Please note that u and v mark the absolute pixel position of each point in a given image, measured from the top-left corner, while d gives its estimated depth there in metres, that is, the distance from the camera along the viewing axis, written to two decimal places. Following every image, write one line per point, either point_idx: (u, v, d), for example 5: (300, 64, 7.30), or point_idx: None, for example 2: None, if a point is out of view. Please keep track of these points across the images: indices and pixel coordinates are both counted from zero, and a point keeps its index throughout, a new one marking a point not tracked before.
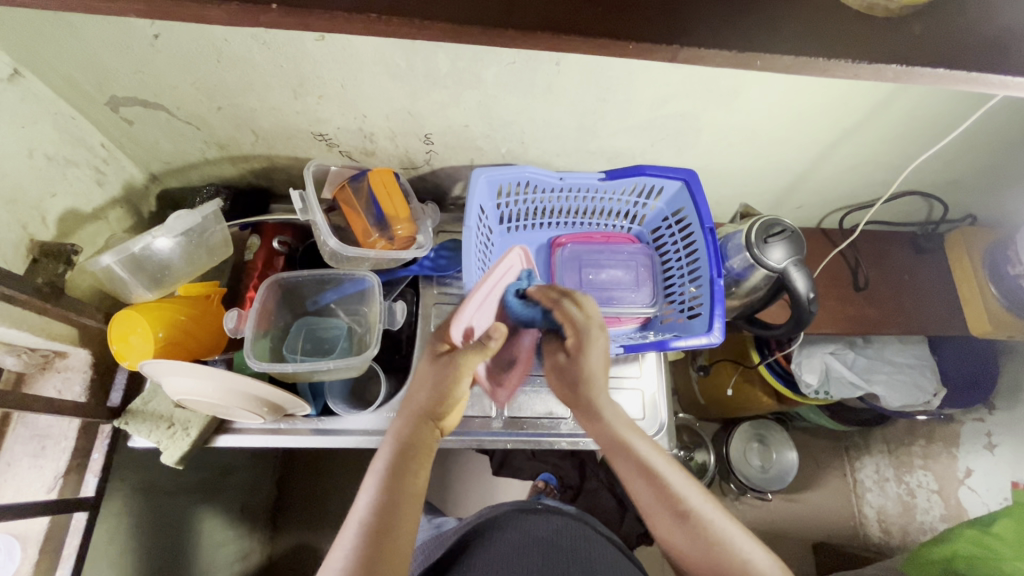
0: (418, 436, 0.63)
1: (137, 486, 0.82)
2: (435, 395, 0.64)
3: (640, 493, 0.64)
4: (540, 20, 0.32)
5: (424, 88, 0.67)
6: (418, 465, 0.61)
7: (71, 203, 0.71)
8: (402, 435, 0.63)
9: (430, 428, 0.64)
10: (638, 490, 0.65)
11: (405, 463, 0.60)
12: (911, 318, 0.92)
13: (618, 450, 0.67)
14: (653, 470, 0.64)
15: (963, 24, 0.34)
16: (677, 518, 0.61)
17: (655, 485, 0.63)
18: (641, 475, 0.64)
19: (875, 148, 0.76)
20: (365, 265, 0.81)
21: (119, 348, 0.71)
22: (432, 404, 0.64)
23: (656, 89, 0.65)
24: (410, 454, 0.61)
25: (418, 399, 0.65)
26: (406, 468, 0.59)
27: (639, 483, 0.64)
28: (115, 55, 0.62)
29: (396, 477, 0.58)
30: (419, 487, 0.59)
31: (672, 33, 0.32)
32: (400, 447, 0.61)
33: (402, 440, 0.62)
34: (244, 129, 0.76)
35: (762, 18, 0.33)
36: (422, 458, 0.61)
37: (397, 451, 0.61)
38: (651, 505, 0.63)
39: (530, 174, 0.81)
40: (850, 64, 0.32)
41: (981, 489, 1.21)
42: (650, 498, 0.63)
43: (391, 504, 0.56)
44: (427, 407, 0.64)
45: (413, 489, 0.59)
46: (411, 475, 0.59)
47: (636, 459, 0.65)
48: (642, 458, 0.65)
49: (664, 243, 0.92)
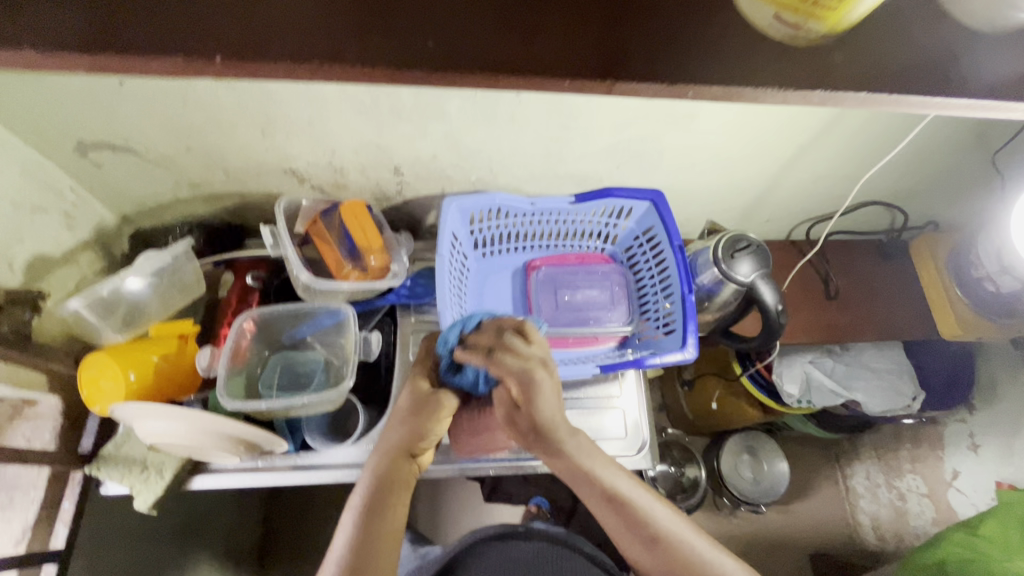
0: (396, 471, 0.63)
1: (111, 534, 0.80)
2: (412, 431, 0.65)
3: (607, 520, 0.63)
4: (480, 61, 0.33)
5: (390, 122, 0.68)
6: (394, 501, 0.61)
7: (39, 248, 0.71)
8: (381, 472, 0.63)
9: (407, 463, 0.65)
10: (607, 519, 0.63)
11: (382, 502, 0.60)
12: (883, 324, 0.94)
13: (584, 482, 0.63)
14: (620, 497, 0.62)
15: (886, 48, 0.36)
16: (647, 543, 0.60)
17: (624, 514, 0.61)
18: (609, 505, 0.62)
19: (832, 164, 0.79)
20: (340, 296, 0.81)
21: (89, 392, 0.70)
22: (409, 440, 0.65)
23: (616, 114, 0.67)
24: (387, 491, 0.61)
25: (396, 435, 0.66)
26: (384, 505, 0.60)
27: (605, 511, 0.63)
28: (81, 100, 0.62)
29: (372, 516, 0.59)
30: (396, 524, 0.60)
31: (607, 70, 0.33)
32: (376, 485, 0.62)
33: (379, 477, 0.62)
34: (215, 167, 0.77)
35: (691, 53, 0.35)
36: (399, 494, 0.62)
37: (375, 488, 0.61)
38: (619, 530, 0.62)
39: (501, 201, 0.82)
40: (777, 91, 0.34)
41: (969, 489, 1.23)
42: (621, 527, 0.62)
43: (365, 545, 0.57)
44: (403, 442, 0.65)
45: (392, 526, 0.59)
46: (388, 513, 0.60)
47: (604, 490, 0.62)
48: (612, 487, 0.62)
49: (638, 261, 0.94)
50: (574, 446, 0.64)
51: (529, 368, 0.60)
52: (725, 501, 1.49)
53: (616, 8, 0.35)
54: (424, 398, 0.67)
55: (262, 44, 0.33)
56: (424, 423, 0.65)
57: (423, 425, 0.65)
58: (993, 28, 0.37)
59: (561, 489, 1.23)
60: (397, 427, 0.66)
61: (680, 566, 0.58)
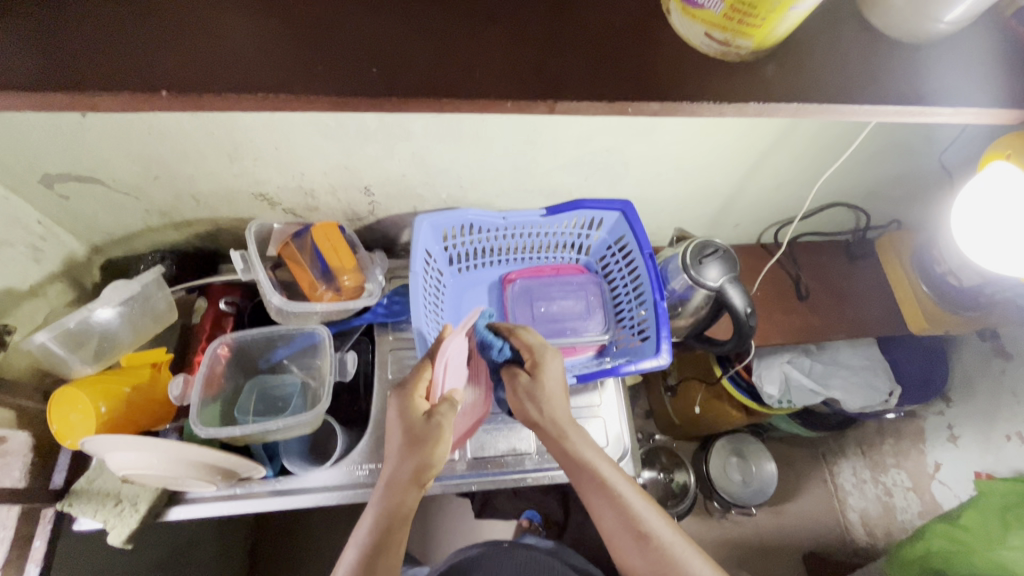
0: (403, 505, 0.62)
1: (87, 570, 0.78)
2: (417, 468, 0.62)
3: (598, 512, 0.64)
4: (423, 85, 0.34)
5: (356, 145, 0.69)
6: (398, 535, 0.61)
7: (5, 283, 0.71)
8: (387, 505, 0.61)
9: (414, 492, 0.62)
10: (598, 509, 0.64)
11: (385, 537, 0.60)
12: (854, 322, 0.96)
13: (578, 470, 0.66)
14: (611, 489, 0.64)
15: (817, 59, 0.38)
16: (633, 540, 0.62)
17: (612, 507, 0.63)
18: (601, 496, 0.64)
19: (792, 170, 0.81)
20: (314, 318, 0.81)
21: (59, 427, 0.69)
22: (416, 471, 0.62)
23: (577, 130, 0.69)
24: (393, 526, 0.61)
25: (401, 468, 0.62)
26: (387, 540, 0.60)
27: (595, 499, 0.64)
28: (44, 135, 0.62)
29: (374, 551, 0.59)
30: (397, 559, 0.61)
31: (547, 91, 0.34)
32: (381, 519, 0.61)
33: (386, 511, 0.61)
34: (184, 195, 0.77)
35: (628, 68, 0.36)
36: (402, 528, 0.61)
37: (379, 523, 0.61)
38: (609, 527, 0.63)
39: (472, 217, 0.83)
40: (712, 105, 0.36)
41: (951, 481, 1.22)
42: (612, 521, 0.63)
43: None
44: (409, 477, 0.62)
45: (394, 561, 0.60)
46: (392, 547, 0.60)
47: (595, 480, 0.64)
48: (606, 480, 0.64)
49: (611, 271, 0.95)
50: (575, 435, 0.67)
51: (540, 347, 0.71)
52: (716, 505, 1.49)
53: (554, 33, 0.36)
54: (424, 426, 0.63)
55: (206, 79, 0.33)
56: (429, 452, 0.62)
57: (429, 456, 0.62)
58: (913, 38, 0.39)
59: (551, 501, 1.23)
60: (404, 455, 0.63)
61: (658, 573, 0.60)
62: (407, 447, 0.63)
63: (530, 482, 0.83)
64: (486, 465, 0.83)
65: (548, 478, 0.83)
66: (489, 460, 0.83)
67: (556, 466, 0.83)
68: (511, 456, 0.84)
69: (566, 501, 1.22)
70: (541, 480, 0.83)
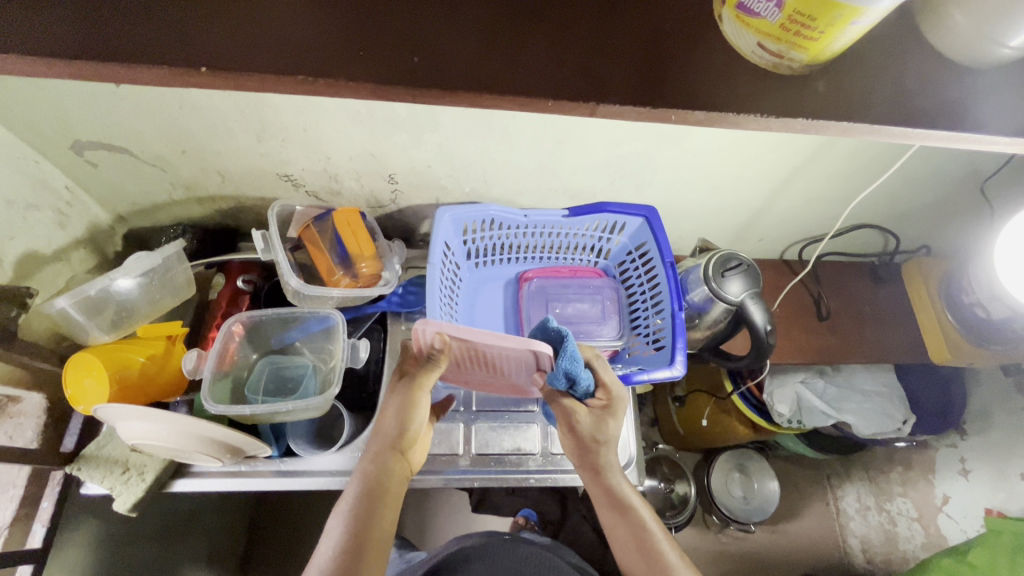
0: (389, 470, 0.64)
1: (90, 533, 0.80)
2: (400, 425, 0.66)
3: (614, 528, 0.69)
4: (464, 78, 0.33)
5: (385, 132, 0.69)
6: (385, 506, 0.62)
7: (30, 245, 0.71)
8: (371, 471, 0.64)
9: (396, 458, 0.66)
10: (612, 525, 0.70)
11: (373, 508, 0.61)
12: (873, 347, 0.94)
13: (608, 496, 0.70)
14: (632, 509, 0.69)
15: (873, 79, 0.37)
16: (636, 548, 0.67)
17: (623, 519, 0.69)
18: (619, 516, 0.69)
19: (824, 188, 0.79)
20: (330, 302, 0.82)
21: (74, 391, 0.70)
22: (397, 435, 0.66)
23: (609, 132, 0.68)
24: (377, 493, 0.62)
25: (387, 431, 0.66)
26: (372, 509, 0.61)
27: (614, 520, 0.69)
28: (79, 101, 0.63)
29: (362, 520, 0.60)
30: (385, 530, 0.60)
31: (591, 92, 0.34)
32: (367, 486, 0.62)
33: (371, 478, 0.63)
34: (210, 170, 0.77)
35: (675, 73, 0.35)
36: (388, 497, 0.62)
37: (366, 489, 0.62)
38: (617, 535, 0.69)
39: (494, 213, 0.83)
40: (759, 118, 0.35)
41: (959, 515, 1.21)
42: (625, 534, 0.68)
43: (355, 549, 0.57)
44: (393, 439, 0.66)
45: (380, 532, 0.60)
46: (377, 516, 0.60)
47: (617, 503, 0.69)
48: (620, 494, 0.70)
49: (629, 277, 0.94)
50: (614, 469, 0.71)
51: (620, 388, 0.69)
52: (715, 519, 1.47)
53: (600, 34, 0.35)
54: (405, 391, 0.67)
55: (246, 57, 0.33)
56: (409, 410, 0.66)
57: (406, 416, 0.66)
58: (974, 62, 0.37)
59: (549, 501, 1.23)
60: (389, 422, 0.66)
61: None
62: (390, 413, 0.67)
63: (531, 482, 0.82)
64: (489, 462, 0.83)
65: (551, 481, 0.82)
66: (492, 457, 0.83)
67: (559, 469, 0.83)
68: (515, 455, 0.83)
69: (564, 503, 1.22)
70: (543, 481, 0.82)
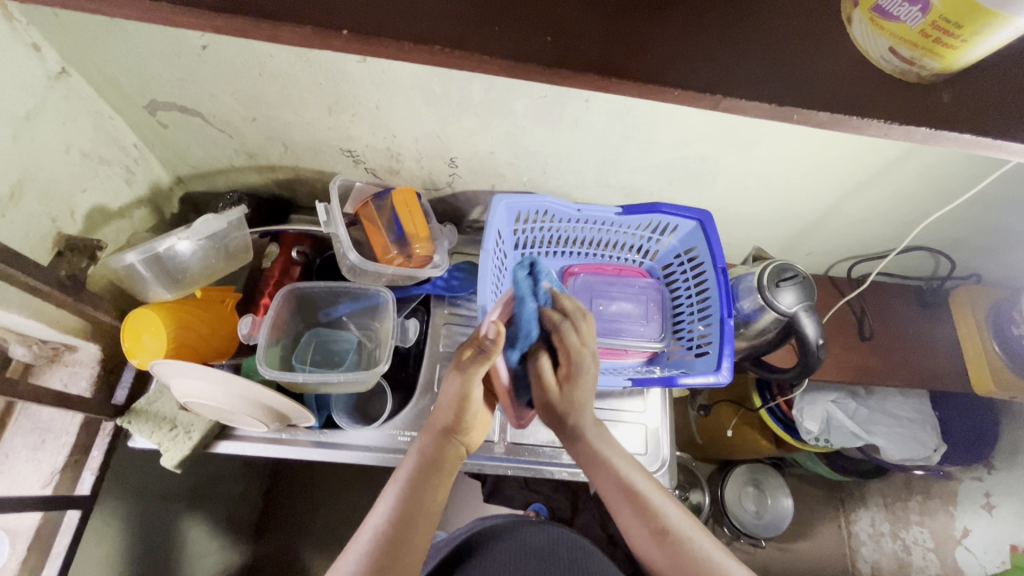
0: (442, 453, 0.64)
1: (130, 486, 0.81)
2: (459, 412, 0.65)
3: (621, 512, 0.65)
4: (594, 62, 0.34)
5: (455, 114, 0.69)
6: (438, 484, 0.62)
7: (98, 200, 0.73)
8: (426, 451, 0.64)
9: (452, 444, 0.66)
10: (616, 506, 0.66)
11: (427, 481, 0.61)
12: (915, 372, 0.92)
13: (599, 466, 0.67)
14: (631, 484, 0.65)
15: (997, 94, 0.36)
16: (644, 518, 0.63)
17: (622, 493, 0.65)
18: (621, 494, 0.65)
19: (886, 204, 0.78)
20: (382, 281, 0.81)
21: (131, 345, 0.71)
22: (454, 421, 0.66)
23: (680, 131, 0.68)
24: (431, 472, 0.62)
25: (439, 415, 0.66)
26: (425, 484, 0.60)
27: (616, 497, 0.65)
28: (162, 62, 0.64)
29: (414, 492, 0.59)
30: (435, 506, 0.60)
31: (718, 85, 0.34)
32: (422, 464, 0.62)
33: (426, 457, 0.63)
34: (276, 140, 0.78)
35: (800, 70, 0.35)
36: (442, 477, 0.62)
37: (420, 466, 0.62)
38: (623, 514, 0.65)
39: (549, 204, 0.82)
40: (881, 124, 0.34)
41: (978, 550, 1.21)
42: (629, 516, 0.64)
43: (403, 519, 0.57)
44: (451, 424, 0.66)
45: (432, 508, 0.59)
46: (429, 492, 0.60)
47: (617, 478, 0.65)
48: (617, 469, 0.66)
49: (675, 280, 0.93)
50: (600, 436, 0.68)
51: (586, 350, 0.68)
52: (725, 531, 1.46)
53: (728, 27, 0.35)
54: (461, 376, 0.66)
55: (386, 23, 0.33)
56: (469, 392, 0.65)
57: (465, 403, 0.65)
58: None
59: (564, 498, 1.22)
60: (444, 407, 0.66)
61: (657, 533, 0.62)
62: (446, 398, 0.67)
63: (563, 476, 0.82)
64: (523, 451, 0.83)
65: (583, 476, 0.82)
66: (527, 448, 0.83)
67: None
68: (549, 447, 0.84)
69: (577, 501, 1.21)
70: (576, 476, 0.83)
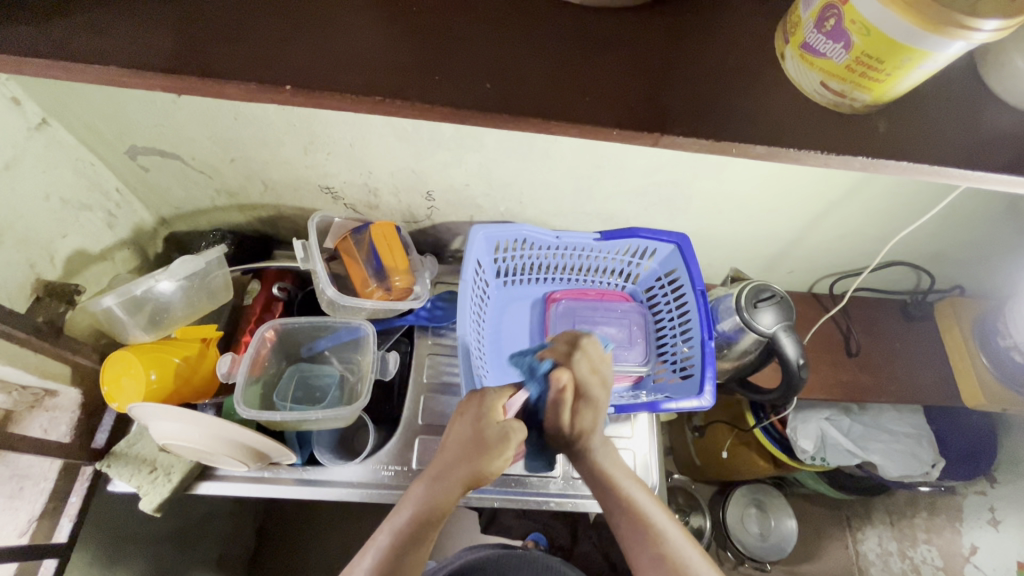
0: (444, 502, 0.60)
1: (111, 530, 0.80)
2: (477, 471, 0.61)
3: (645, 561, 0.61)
4: (534, 105, 0.34)
5: (428, 149, 0.70)
6: (429, 536, 0.59)
7: (80, 244, 0.74)
8: (423, 502, 0.60)
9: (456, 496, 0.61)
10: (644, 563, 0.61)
11: (418, 534, 0.58)
12: (904, 387, 0.91)
13: (627, 517, 0.63)
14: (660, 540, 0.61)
15: (929, 119, 0.37)
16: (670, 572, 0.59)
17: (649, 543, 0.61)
18: (648, 550, 0.61)
19: (858, 221, 0.79)
20: (362, 314, 0.82)
21: (110, 388, 0.72)
22: (468, 477, 0.61)
23: (647, 159, 0.69)
24: (426, 525, 0.59)
25: (455, 467, 0.61)
26: (418, 538, 0.58)
27: (644, 549, 0.61)
28: (140, 108, 0.66)
29: (403, 547, 0.57)
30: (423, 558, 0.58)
31: (656, 124, 0.35)
32: (417, 515, 0.59)
33: (422, 508, 0.59)
34: (255, 179, 0.79)
35: (736, 105, 0.36)
36: (433, 531, 0.59)
37: (416, 517, 0.59)
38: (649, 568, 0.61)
39: (527, 232, 0.83)
40: (821, 154, 0.35)
41: (987, 567, 1.16)
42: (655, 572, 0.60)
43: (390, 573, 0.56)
44: (466, 479, 0.61)
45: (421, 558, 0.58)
46: (419, 546, 0.58)
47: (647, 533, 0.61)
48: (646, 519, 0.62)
49: (657, 302, 0.93)
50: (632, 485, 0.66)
51: (592, 383, 0.68)
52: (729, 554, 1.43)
53: (666, 66, 0.37)
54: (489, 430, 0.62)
55: (329, 78, 0.35)
56: (491, 455, 0.61)
57: (484, 464, 0.61)
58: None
59: (561, 527, 1.20)
60: (461, 460, 0.61)
61: None
62: (466, 452, 0.62)
63: (551, 506, 0.81)
64: (510, 482, 0.82)
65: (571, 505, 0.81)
66: (513, 478, 0.82)
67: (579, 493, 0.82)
68: (535, 477, 0.83)
69: (575, 529, 1.19)
70: (564, 505, 0.82)
